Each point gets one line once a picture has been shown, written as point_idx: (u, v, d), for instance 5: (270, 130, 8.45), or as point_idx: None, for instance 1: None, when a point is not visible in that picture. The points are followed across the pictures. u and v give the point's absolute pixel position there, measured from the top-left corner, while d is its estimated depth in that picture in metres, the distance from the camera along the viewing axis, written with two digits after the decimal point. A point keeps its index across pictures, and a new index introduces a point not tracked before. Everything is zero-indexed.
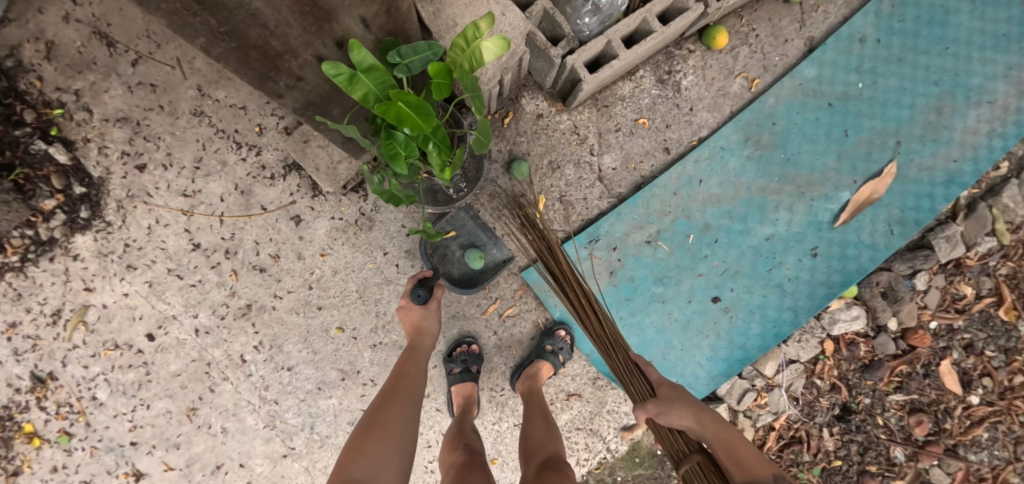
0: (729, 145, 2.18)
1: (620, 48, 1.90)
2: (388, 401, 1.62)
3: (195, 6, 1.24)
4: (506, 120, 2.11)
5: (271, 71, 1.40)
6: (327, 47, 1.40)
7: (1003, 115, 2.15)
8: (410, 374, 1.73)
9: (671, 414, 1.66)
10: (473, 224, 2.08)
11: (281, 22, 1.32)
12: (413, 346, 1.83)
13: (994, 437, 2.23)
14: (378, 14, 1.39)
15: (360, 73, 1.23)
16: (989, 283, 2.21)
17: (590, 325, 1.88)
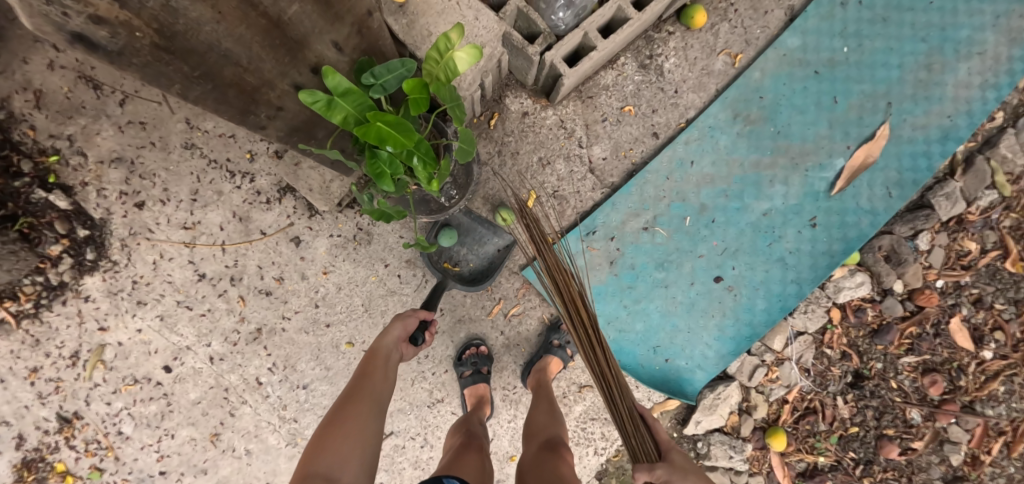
0: (718, 123, 2.16)
1: (598, 39, 1.87)
2: (349, 402, 1.60)
3: (166, 55, 1.15)
4: (492, 122, 2.11)
5: (251, 105, 1.35)
6: (302, 75, 1.36)
7: (994, 65, 2.21)
8: (376, 374, 1.69)
9: (680, 482, 1.55)
10: (468, 220, 2.04)
11: (254, 57, 1.25)
12: (377, 345, 1.76)
13: (1011, 390, 2.25)
14: (351, 34, 1.38)
15: (336, 98, 1.22)
16: (993, 236, 2.24)
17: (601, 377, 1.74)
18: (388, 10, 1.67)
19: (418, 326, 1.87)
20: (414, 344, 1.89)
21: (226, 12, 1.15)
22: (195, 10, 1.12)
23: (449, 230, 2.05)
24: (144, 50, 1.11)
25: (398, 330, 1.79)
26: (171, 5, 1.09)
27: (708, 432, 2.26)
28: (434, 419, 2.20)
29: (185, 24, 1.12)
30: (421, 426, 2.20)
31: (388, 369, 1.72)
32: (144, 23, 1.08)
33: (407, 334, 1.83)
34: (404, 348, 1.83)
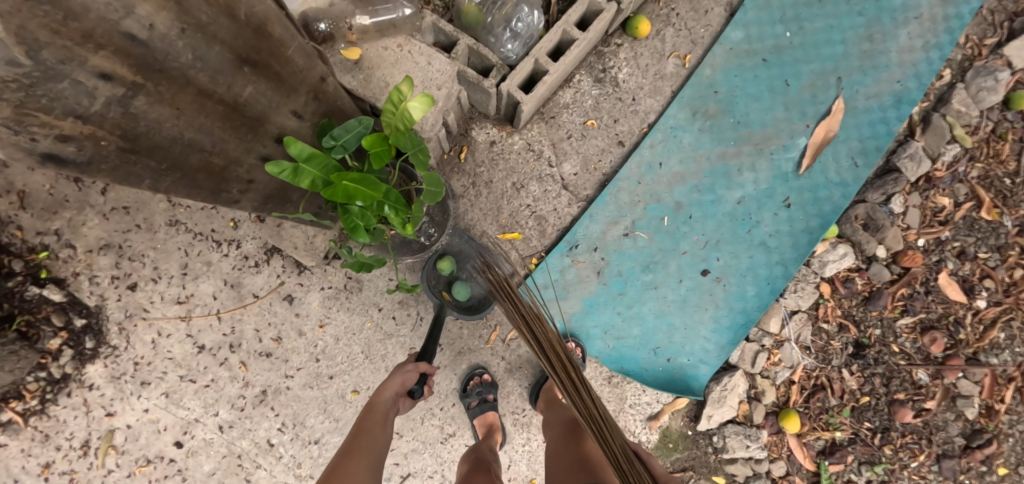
0: (679, 123, 2.23)
1: (548, 64, 1.94)
2: (347, 458, 1.68)
3: (133, 154, 1.06)
4: (461, 156, 2.18)
5: (222, 184, 1.27)
6: (267, 147, 1.30)
7: (932, 26, 2.31)
8: (371, 429, 1.78)
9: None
10: (468, 247, 2.04)
11: (218, 141, 1.18)
12: (376, 401, 1.85)
13: (1011, 336, 2.28)
14: (308, 101, 1.34)
15: (301, 164, 1.25)
16: (964, 189, 2.29)
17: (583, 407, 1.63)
18: (343, 68, 1.74)
19: (420, 380, 1.90)
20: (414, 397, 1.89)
21: (185, 107, 1.09)
22: (155, 111, 1.05)
23: (454, 252, 2.08)
24: (112, 156, 1.03)
25: (396, 386, 1.86)
26: (131, 110, 1.02)
27: (721, 425, 2.26)
28: (449, 454, 2.21)
29: (147, 126, 1.05)
30: (437, 463, 2.20)
31: (383, 425, 1.80)
32: (108, 131, 1.00)
33: (406, 388, 1.88)
34: (402, 403, 1.89)
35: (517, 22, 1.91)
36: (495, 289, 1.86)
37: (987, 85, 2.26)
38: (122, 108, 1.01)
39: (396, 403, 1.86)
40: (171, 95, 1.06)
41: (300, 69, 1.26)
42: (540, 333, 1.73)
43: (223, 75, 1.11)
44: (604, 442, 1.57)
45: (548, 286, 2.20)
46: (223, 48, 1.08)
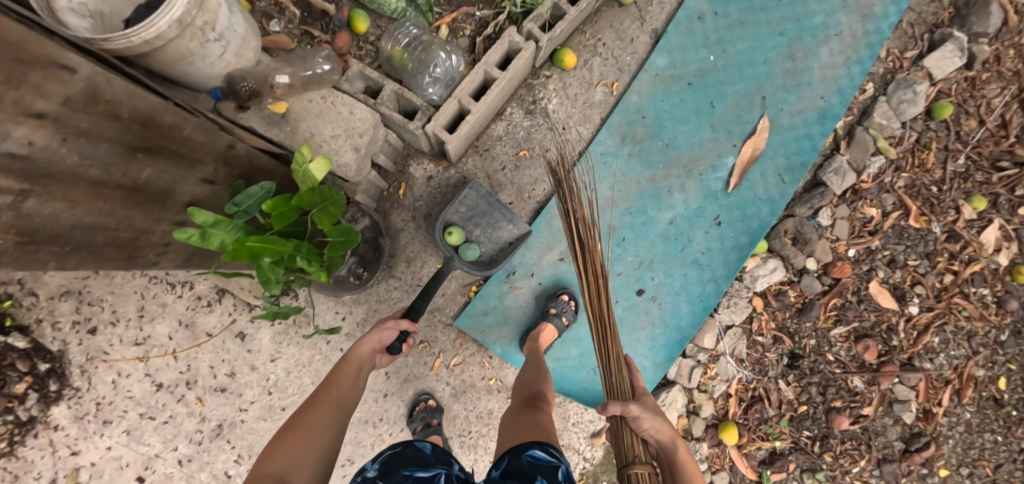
0: (608, 149, 2.31)
1: (471, 103, 2.03)
2: (311, 406, 1.61)
3: (33, 245, 1.12)
4: (400, 192, 2.28)
5: (135, 252, 1.35)
6: (178, 214, 1.38)
7: (853, 42, 2.39)
8: (344, 382, 1.72)
9: (648, 421, 1.60)
10: (485, 204, 2.11)
11: (122, 217, 1.25)
12: (351, 354, 1.80)
13: (945, 339, 2.35)
14: (218, 168, 1.45)
15: (208, 229, 1.32)
16: (891, 198, 2.35)
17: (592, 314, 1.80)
18: (271, 122, 1.86)
19: (396, 339, 1.92)
20: (391, 354, 1.93)
21: (79, 198, 1.14)
22: (49, 207, 1.09)
23: (466, 209, 2.11)
24: (10, 249, 1.08)
25: (374, 343, 1.85)
26: (23, 211, 1.06)
27: None
28: None
29: (43, 220, 1.10)
30: None
31: (357, 380, 1.75)
32: (3, 232, 1.05)
33: (383, 345, 1.88)
34: (377, 360, 1.89)
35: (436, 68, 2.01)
36: (558, 179, 1.89)
37: (907, 98, 2.32)
38: (14, 210, 1.04)
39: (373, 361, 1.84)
40: (61, 191, 1.10)
41: (201, 143, 1.36)
42: (583, 242, 1.79)
43: (113, 167, 1.16)
44: (604, 345, 1.78)
45: (487, 312, 2.28)
46: (110, 144, 1.14)
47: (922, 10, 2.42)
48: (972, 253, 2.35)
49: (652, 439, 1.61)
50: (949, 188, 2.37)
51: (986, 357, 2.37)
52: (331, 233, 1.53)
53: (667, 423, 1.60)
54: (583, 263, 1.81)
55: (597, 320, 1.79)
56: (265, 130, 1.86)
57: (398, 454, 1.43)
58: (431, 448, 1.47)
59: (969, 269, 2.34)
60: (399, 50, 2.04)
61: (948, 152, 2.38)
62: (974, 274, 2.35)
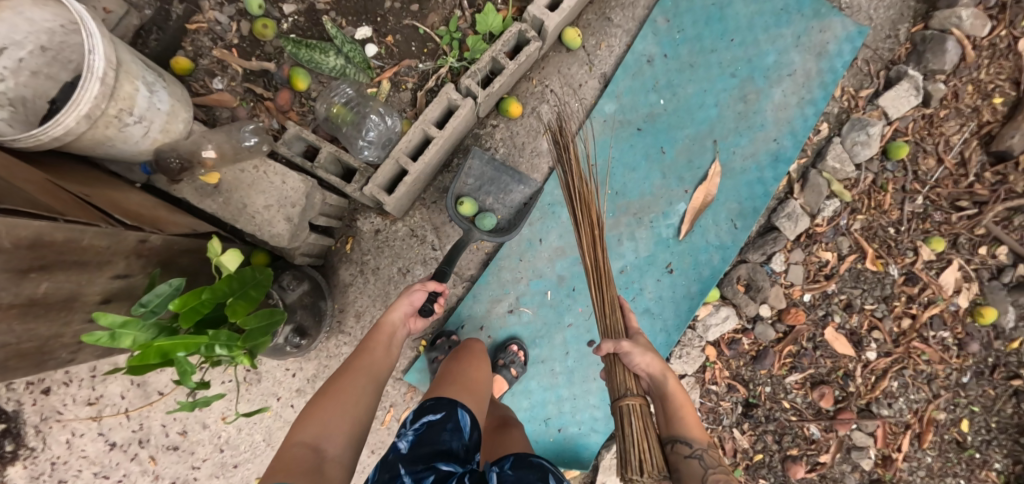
0: (557, 198, 2.28)
1: (409, 163, 2.01)
2: (344, 373, 1.59)
3: None
4: (348, 246, 2.27)
5: (45, 356, 1.34)
6: (88, 315, 1.36)
7: (806, 81, 2.34)
8: (378, 348, 1.68)
9: (639, 357, 1.60)
10: (491, 170, 2.09)
11: (23, 331, 1.23)
12: (383, 320, 1.76)
13: (905, 384, 2.31)
14: (132, 262, 1.43)
15: (115, 331, 1.31)
16: (847, 242, 2.31)
17: (590, 261, 1.79)
18: (204, 192, 1.85)
19: (427, 299, 1.84)
20: (424, 316, 1.86)
21: None
22: None
23: (473, 180, 2.09)
24: None
25: (404, 306, 1.79)
26: None
27: None
28: None
29: None
30: None
31: (390, 346, 1.71)
32: None
33: (414, 308, 1.82)
34: (410, 324, 1.84)
35: (370, 132, 2.02)
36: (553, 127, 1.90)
37: (861, 139, 2.27)
38: None
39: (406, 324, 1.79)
40: None
41: (108, 246, 1.34)
42: (577, 198, 1.79)
43: (4, 290, 1.14)
44: (600, 287, 1.78)
45: None
46: None
47: (877, 47, 2.38)
48: (931, 296, 2.31)
49: (643, 375, 1.63)
50: (907, 229, 2.33)
51: (948, 401, 2.33)
52: (251, 320, 1.50)
53: (658, 359, 1.59)
54: (579, 217, 1.80)
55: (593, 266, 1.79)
56: (198, 200, 1.85)
57: (437, 425, 1.40)
58: (469, 426, 1.44)
59: (927, 312, 2.30)
60: (342, 107, 2.08)
61: (905, 192, 2.33)
62: (934, 317, 2.30)
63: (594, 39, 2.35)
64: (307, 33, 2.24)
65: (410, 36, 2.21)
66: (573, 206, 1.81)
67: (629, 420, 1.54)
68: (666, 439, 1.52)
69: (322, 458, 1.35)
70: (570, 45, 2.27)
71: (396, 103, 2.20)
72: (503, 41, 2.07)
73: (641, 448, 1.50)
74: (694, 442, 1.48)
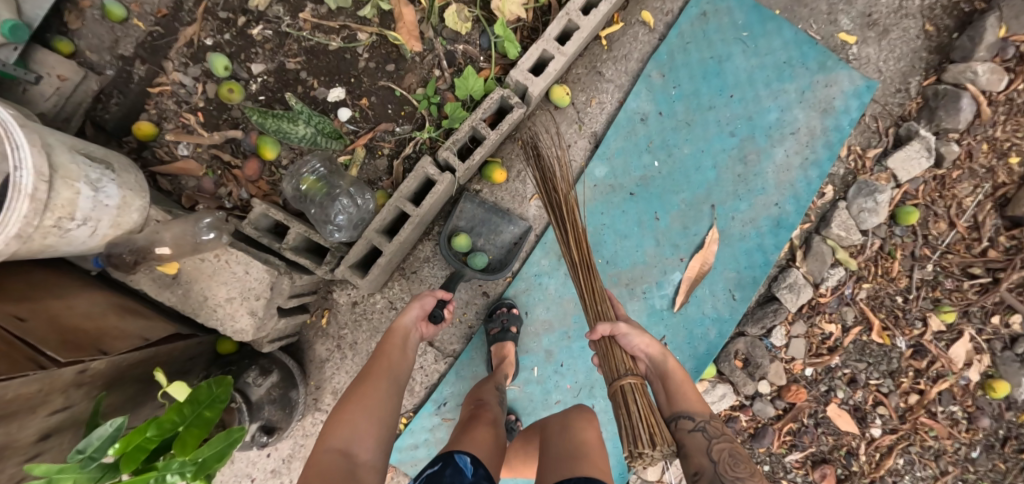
0: (543, 269, 2.15)
1: (383, 244, 1.89)
2: (366, 376, 1.53)
3: None
4: (324, 319, 2.14)
5: None
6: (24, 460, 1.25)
7: (811, 141, 2.19)
8: (394, 349, 1.62)
9: (636, 336, 1.53)
10: (482, 211, 2.09)
11: None
12: (395, 325, 1.69)
13: (910, 461, 2.20)
14: (71, 393, 1.33)
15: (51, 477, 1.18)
16: (852, 312, 2.18)
17: (572, 254, 1.71)
18: (163, 283, 1.73)
19: (437, 306, 1.78)
20: (434, 322, 1.78)
21: None
22: None
23: (466, 221, 2.09)
24: None
25: (415, 310, 1.72)
26: None
27: None
28: None
29: None
30: None
31: (406, 348, 1.65)
32: None
33: (425, 313, 1.75)
34: (422, 330, 1.75)
35: (340, 215, 1.87)
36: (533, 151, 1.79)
37: (868, 206, 2.13)
38: None
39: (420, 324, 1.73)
40: None
41: (40, 386, 1.25)
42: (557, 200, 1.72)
43: None
44: (588, 281, 1.69)
45: (418, 446, 2.16)
46: None
47: (886, 102, 2.23)
48: (940, 369, 2.18)
49: (641, 356, 1.55)
50: (916, 298, 2.19)
51: (956, 477, 2.22)
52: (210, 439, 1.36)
53: (656, 339, 1.53)
54: (556, 211, 1.72)
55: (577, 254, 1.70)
56: (157, 292, 1.73)
57: (435, 475, 1.33)
58: (470, 465, 1.36)
59: (936, 387, 2.17)
60: (314, 179, 1.90)
61: (914, 259, 2.20)
62: (943, 392, 2.18)
63: (583, 95, 2.20)
64: (277, 95, 2.08)
65: (385, 98, 2.06)
66: (549, 203, 1.74)
67: (632, 401, 1.45)
68: (671, 416, 1.42)
69: (354, 464, 1.31)
70: (558, 103, 2.12)
71: (370, 172, 2.05)
72: (483, 108, 1.91)
73: (648, 422, 1.40)
74: (696, 415, 1.39)
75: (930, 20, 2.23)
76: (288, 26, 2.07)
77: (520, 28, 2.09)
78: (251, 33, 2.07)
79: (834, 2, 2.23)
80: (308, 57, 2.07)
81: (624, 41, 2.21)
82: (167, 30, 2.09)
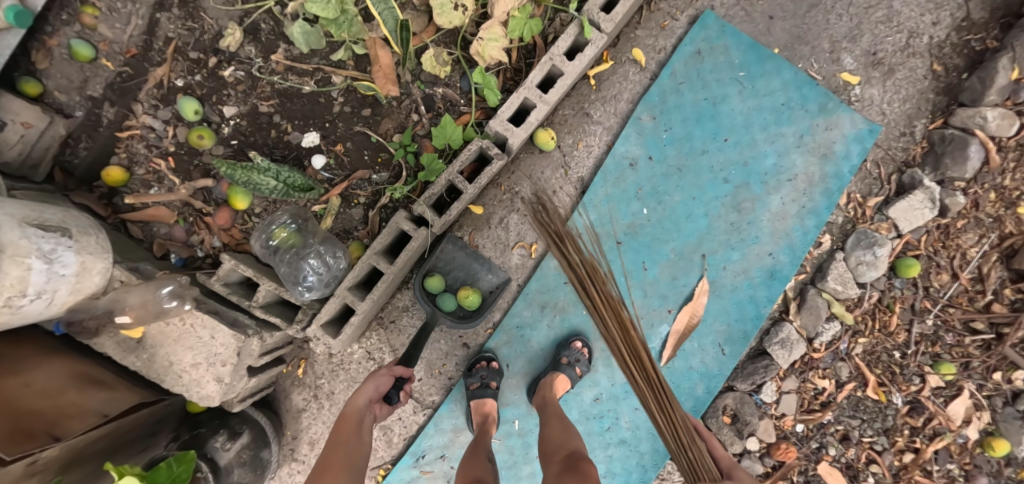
0: (525, 320, 2.09)
1: (356, 302, 1.82)
2: (320, 477, 1.46)
3: None
4: (300, 369, 2.07)
5: None
6: None
7: (808, 187, 2.09)
8: (349, 438, 1.56)
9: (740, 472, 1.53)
10: (462, 256, 1.89)
11: None
12: (348, 408, 1.64)
13: None
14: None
15: None
16: (847, 367, 2.10)
17: (644, 392, 1.65)
18: (127, 347, 1.69)
19: (393, 386, 1.72)
20: (390, 403, 1.72)
21: None
22: None
23: (444, 263, 1.89)
24: None
25: (369, 392, 1.66)
26: None
27: None
28: None
29: None
30: None
31: (362, 432, 1.59)
32: None
33: (380, 395, 1.70)
34: (377, 411, 1.69)
35: (309, 275, 1.81)
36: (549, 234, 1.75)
37: (867, 259, 2.04)
38: None
39: (373, 406, 1.67)
40: None
41: None
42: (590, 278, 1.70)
43: None
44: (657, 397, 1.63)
45: None
46: None
47: (890, 146, 2.11)
48: (937, 426, 2.09)
49: None
50: (914, 353, 2.10)
51: None
52: None
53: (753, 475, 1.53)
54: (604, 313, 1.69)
55: (641, 370, 1.65)
56: (121, 356, 1.69)
57: None
58: None
59: (932, 446, 2.09)
60: (283, 229, 1.87)
61: (914, 312, 2.10)
62: (940, 451, 2.10)
63: (570, 137, 2.10)
64: (250, 139, 1.99)
65: (361, 144, 1.98)
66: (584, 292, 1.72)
67: None
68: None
69: None
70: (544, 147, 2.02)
71: (345, 221, 1.99)
72: (461, 161, 1.83)
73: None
74: None
75: (939, 59, 2.10)
76: (260, 68, 1.98)
77: (502, 70, 1.99)
78: (223, 74, 1.98)
79: (837, 40, 2.10)
80: (281, 100, 1.98)
81: (613, 81, 2.11)
82: (136, 70, 1.99)
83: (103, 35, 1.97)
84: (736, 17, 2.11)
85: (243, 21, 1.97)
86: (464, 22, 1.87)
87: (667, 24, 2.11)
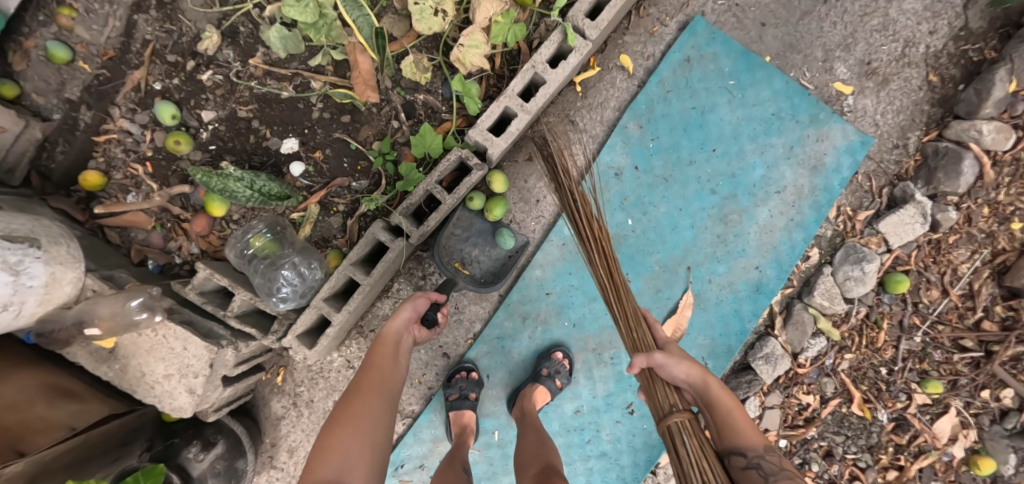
0: (506, 332, 2.07)
1: (332, 314, 1.80)
2: (356, 394, 1.44)
3: None
4: (280, 377, 2.06)
5: None
6: None
7: (797, 200, 2.04)
8: (385, 361, 1.54)
9: (675, 366, 1.44)
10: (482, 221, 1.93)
11: None
12: (385, 331, 1.61)
13: None
14: None
15: None
16: (832, 383, 2.07)
17: (600, 274, 1.57)
18: (99, 357, 1.67)
19: (431, 308, 1.73)
20: (428, 328, 1.73)
21: None
22: None
23: (461, 230, 1.92)
24: None
25: (407, 314, 1.65)
26: None
27: None
28: None
29: None
30: None
31: (397, 359, 1.57)
32: None
33: (418, 316, 1.69)
34: (416, 333, 1.68)
35: (281, 288, 1.78)
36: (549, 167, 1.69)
37: (855, 274, 2.00)
38: None
39: (409, 334, 1.64)
40: None
41: None
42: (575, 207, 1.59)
43: None
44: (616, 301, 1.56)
45: None
46: None
47: (882, 158, 2.06)
48: (922, 444, 2.07)
49: (683, 387, 1.45)
50: (901, 370, 2.07)
51: None
52: None
53: (696, 365, 1.43)
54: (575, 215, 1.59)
55: (608, 276, 1.56)
56: (94, 365, 1.68)
57: None
58: None
59: (916, 464, 2.07)
60: (260, 237, 1.84)
61: (902, 329, 2.07)
62: (924, 469, 2.07)
63: None
64: (228, 144, 1.96)
65: (341, 151, 1.95)
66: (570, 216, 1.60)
67: (680, 441, 1.35)
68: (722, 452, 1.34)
69: None
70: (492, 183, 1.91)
71: (324, 229, 1.97)
72: (439, 171, 1.79)
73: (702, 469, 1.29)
74: (749, 450, 1.30)
75: (935, 69, 2.04)
76: (238, 73, 1.94)
77: (484, 77, 1.95)
78: (201, 77, 1.94)
79: (831, 48, 2.05)
80: (260, 105, 1.94)
81: (600, 87, 2.06)
82: (113, 73, 1.95)
83: (80, 37, 1.93)
84: (727, 23, 2.06)
85: (221, 24, 1.93)
86: (445, 28, 1.83)
87: (656, 29, 2.06)
